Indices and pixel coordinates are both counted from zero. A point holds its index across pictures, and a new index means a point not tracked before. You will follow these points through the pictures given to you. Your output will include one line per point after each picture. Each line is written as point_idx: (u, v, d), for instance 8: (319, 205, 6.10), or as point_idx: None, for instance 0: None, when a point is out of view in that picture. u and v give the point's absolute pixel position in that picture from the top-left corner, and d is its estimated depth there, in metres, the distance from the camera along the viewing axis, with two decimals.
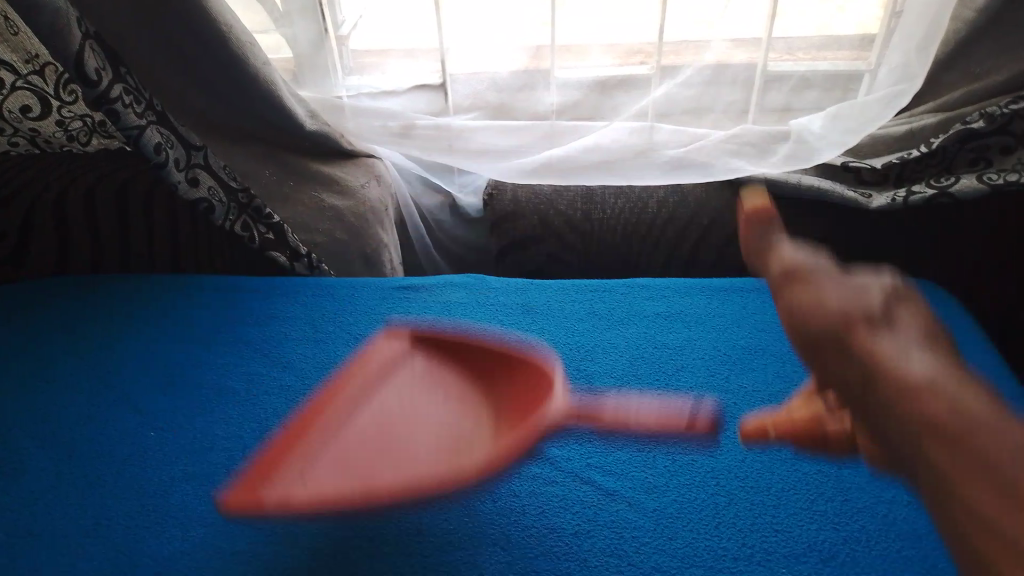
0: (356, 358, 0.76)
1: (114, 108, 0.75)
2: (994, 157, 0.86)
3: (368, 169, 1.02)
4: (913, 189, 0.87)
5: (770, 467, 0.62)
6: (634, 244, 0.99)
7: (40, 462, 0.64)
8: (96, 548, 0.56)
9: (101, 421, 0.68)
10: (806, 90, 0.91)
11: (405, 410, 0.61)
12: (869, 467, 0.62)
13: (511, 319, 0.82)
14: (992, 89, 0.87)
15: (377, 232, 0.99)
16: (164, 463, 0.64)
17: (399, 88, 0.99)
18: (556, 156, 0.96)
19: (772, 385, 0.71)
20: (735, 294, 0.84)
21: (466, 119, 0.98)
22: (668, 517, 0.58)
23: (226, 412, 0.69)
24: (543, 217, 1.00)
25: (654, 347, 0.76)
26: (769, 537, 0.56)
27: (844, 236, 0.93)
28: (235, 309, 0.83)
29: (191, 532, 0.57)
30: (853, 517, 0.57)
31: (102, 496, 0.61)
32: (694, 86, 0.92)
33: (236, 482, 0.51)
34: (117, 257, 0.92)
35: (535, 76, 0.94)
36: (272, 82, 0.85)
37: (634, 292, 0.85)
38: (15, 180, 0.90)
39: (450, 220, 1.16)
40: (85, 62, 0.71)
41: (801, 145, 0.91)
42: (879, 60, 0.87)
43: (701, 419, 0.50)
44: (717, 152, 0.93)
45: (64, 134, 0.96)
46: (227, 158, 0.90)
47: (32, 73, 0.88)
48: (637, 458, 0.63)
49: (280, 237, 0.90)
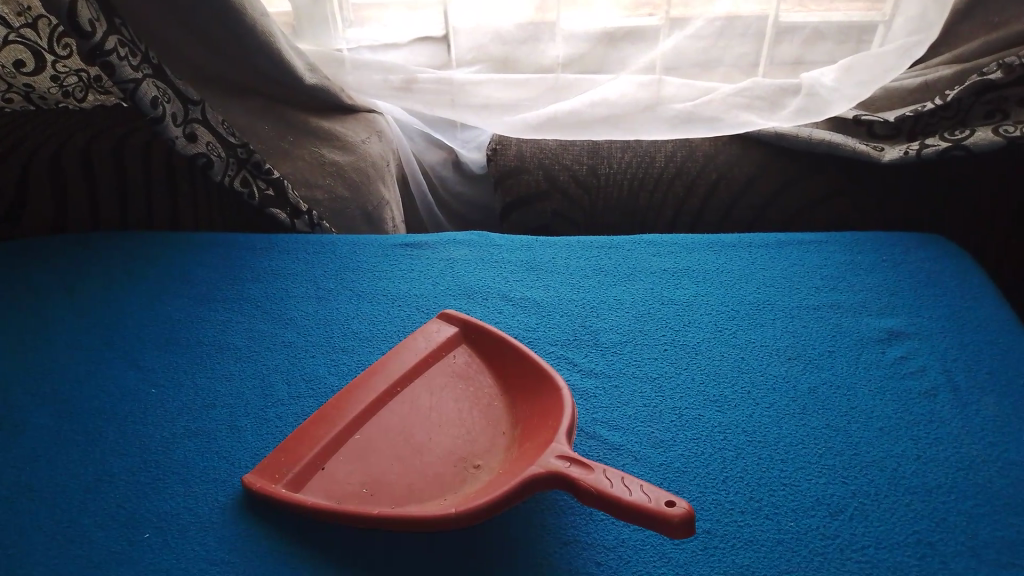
0: (359, 314, 0.75)
1: (109, 61, 0.73)
2: (1011, 109, 0.84)
3: (369, 124, 1.01)
4: (927, 142, 0.85)
5: (779, 421, 0.61)
6: (643, 196, 0.96)
7: (40, 419, 0.63)
8: (99, 504, 0.55)
9: (101, 378, 0.67)
10: (819, 42, 0.89)
11: (434, 405, 0.61)
12: (879, 422, 0.60)
13: (516, 275, 0.81)
14: (1009, 39, 0.85)
15: (379, 188, 0.98)
16: (166, 420, 0.63)
17: (401, 41, 0.96)
18: (560, 110, 0.95)
19: (780, 341, 0.69)
20: (742, 250, 0.83)
21: (468, 72, 0.96)
22: (675, 471, 0.57)
23: (229, 368, 0.68)
24: (549, 173, 0.98)
25: (660, 303, 0.75)
26: (777, 491, 0.55)
27: (855, 190, 0.91)
28: (236, 265, 0.82)
29: (194, 488, 0.57)
30: (863, 471, 0.56)
31: (104, 452, 0.60)
32: (705, 37, 0.89)
33: (265, 463, 0.57)
34: (115, 217, 0.89)
35: (540, 28, 0.92)
36: (271, 34, 0.84)
37: (641, 248, 0.84)
38: (12, 141, 0.89)
39: (454, 176, 1.15)
40: (79, 12, 0.69)
41: (812, 101, 0.89)
42: (894, 10, 0.85)
43: (673, 512, 0.44)
44: (726, 105, 0.91)
45: (59, 89, 0.94)
46: (225, 113, 0.89)
47: (25, 27, 0.86)
48: (644, 412, 0.62)
49: (281, 195, 0.89)
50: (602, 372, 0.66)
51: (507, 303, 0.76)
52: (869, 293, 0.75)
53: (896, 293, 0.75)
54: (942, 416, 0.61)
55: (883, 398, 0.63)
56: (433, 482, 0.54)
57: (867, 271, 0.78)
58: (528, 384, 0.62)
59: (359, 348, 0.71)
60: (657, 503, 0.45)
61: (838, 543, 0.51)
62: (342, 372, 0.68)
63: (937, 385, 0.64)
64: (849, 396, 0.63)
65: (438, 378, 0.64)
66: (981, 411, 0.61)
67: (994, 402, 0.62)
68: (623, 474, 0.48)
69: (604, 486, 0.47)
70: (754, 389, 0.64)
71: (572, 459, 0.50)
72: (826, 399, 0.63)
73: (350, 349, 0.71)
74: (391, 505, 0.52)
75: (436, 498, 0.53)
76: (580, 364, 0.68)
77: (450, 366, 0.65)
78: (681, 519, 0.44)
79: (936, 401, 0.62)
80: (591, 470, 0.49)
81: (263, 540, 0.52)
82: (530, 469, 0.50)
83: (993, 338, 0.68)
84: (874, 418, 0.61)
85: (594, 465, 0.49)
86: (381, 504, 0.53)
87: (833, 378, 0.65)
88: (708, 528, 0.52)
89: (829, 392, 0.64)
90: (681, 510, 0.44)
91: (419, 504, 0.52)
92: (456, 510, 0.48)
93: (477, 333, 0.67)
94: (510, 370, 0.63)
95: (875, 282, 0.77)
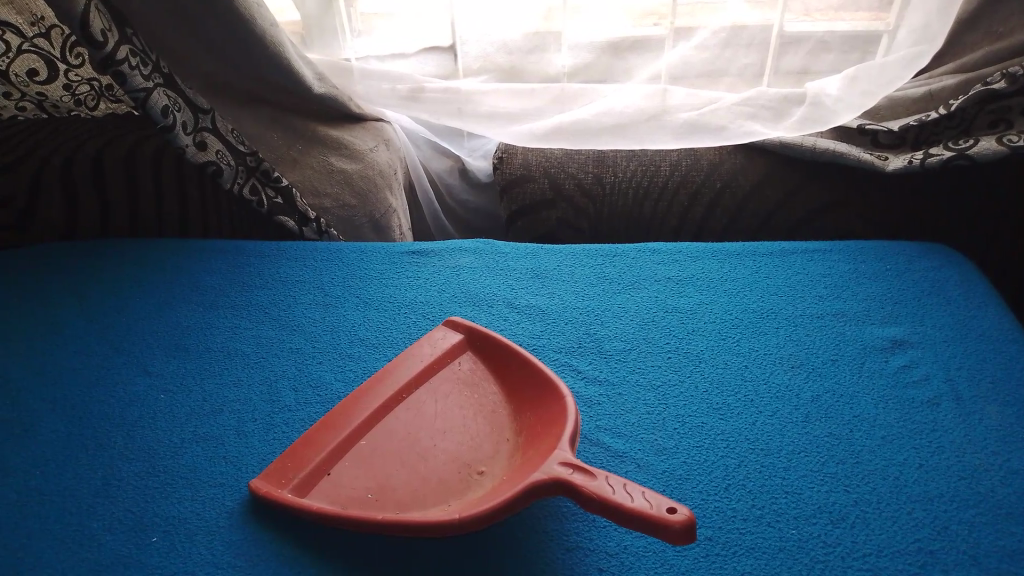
0: (366, 321, 0.76)
1: (120, 70, 0.74)
2: (1015, 118, 0.84)
3: (377, 133, 1.03)
4: (931, 151, 0.86)
5: (782, 429, 0.61)
6: (648, 205, 0.96)
7: (50, 424, 0.64)
8: (106, 509, 0.56)
9: (111, 382, 0.68)
10: (824, 53, 0.89)
11: (438, 412, 0.62)
12: (882, 430, 0.61)
13: (521, 283, 0.81)
14: (1011, 50, 0.86)
15: (386, 196, 1.00)
16: (173, 425, 0.64)
17: (408, 51, 0.97)
18: (564, 120, 0.96)
19: (784, 349, 0.70)
20: (746, 258, 0.83)
21: (476, 82, 0.97)
22: (677, 478, 0.57)
23: (237, 373, 0.69)
24: (553, 181, 0.98)
25: (664, 311, 0.75)
26: (779, 498, 0.55)
27: (858, 199, 0.91)
28: (243, 272, 0.83)
29: (201, 493, 0.57)
30: (865, 479, 0.56)
31: (113, 457, 0.61)
32: (710, 48, 0.90)
33: (271, 467, 0.57)
34: (124, 223, 0.91)
35: (547, 38, 0.93)
36: (280, 44, 0.86)
37: (645, 257, 0.84)
38: (24, 146, 0.90)
39: (461, 185, 1.16)
40: (91, 22, 0.70)
41: (815, 110, 0.90)
42: (898, 21, 0.86)
43: (674, 518, 0.45)
44: (732, 114, 0.92)
45: (72, 98, 0.96)
46: (235, 123, 0.91)
47: (38, 36, 0.87)
48: (647, 419, 0.62)
49: (289, 202, 0.89)
50: (606, 379, 0.67)
51: (512, 310, 0.77)
52: (872, 301, 0.75)
53: (900, 302, 0.75)
54: (944, 425, 0.61)
55: (885, 406, 0.63)
56: (437, 488, 0.55)
57: (870, 280, 0.79)
58: (531, 394, 0.62)
59: (365, 354, 0.71)
60: (657, 510, 0.45)
61: (839, 551, 0.51)
62: (348, 378, 0.68)
63: (939, 393, 0.64)
64: (851, 404, 0.63)
65: (444, 384, 0.65)
66: (983, 420, 0.61)
67: (995, 411, 0.62)
68: (625, 481, 0.49)
69: (605, 492, 0.48)
70: (757, 398, 0.64)
71: (572, 466, 0.50)
72: (829, 407, 0.63)
73: (356, 355, 0.71)
74: (395, 511, 0.53)
75: (440, 504, 0.54)
76: (584, 371, 0.68)
77: (454, 373, 0.66)
78: (682, 526, 0.44)
79: (938, 409, 0.62)
80: (593, 477, 0.49)
81: (269, 544, 0.53)
82: (533, 475, 0.50)
83: (996, 348, 0.68)
84: (877, 427, 0.61)
85: (596, 472, 0.50)
86: (385, 509, 0.53)
87: (835, 387, 0.65)
88: (710, 535, 0.53)
89: (831, 400, 0.64)
90: (681, 517, 0.45)
91: (423, 509, 0.53)
92: (458, 515, 0.48)
93: (483, 340, 0.68)
94: (514, 379, 0.64)
95: (878, 290, 0.77)
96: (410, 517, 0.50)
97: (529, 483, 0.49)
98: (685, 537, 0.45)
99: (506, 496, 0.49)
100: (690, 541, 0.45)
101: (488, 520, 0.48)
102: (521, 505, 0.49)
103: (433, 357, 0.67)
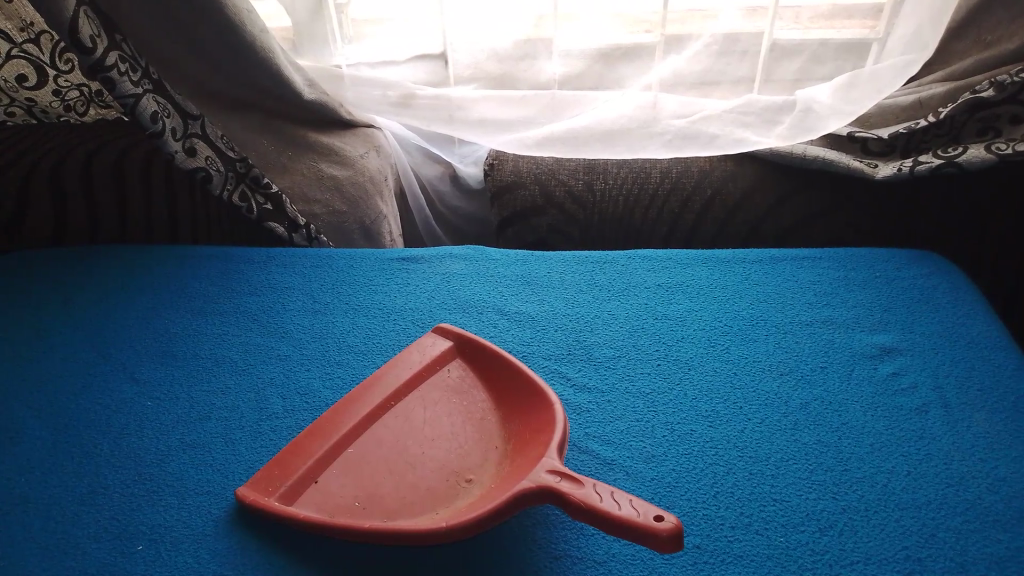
0: (354, 327, 0.76)
1: (109, 76, 0.74)
2: (1004, 127, 0.85)
3: (367, 139, 1.03)
4: (920, 158, 0.86)
5: (770, 437, 0.61)
6: (638, 212, 0.97)
7: (35, 431, 0.63)
8: (91, 517, 0.56)
9: (99, 390, 0.68)
10: (816, 65, 0.90)
11: (426, 420, 0.62)
12: (870, 438, 0.61)
13: (511, 289, 0.81)
14: (1000, 58, 0.86)
15: (376, 202, 1.00)
16: (159, 433, 0.63)
17: (399, 59, 0.97)
18: (556, 129, 0.97)
19: (773, 356, 0.70)
20: (737, 265, 0.83)
21: (467, 90, 0.98)
22: (666, 486, 0.57)
23: (223, 381, 0.69)
24: (544, 188, 0.99)
25: (654, 318, 0.75)
26: (767, 506, 0.55)
27: (848, 206, 0.91)
28: (233, 279, 0.83)
29: (187, 501, 0.57)
30: (853, 487, 0.56)
31: (99, 465, 0.60)
32: (702, 60, 0.91)
33: (259, 475, 0.57)
34: (113, 230, 0.90)
35: (537, 46, 0.93)
36: (271, 50, 0.86)
37: (636, 263, 0.84)
38: (14, 152, 0.90)
39: (451, 192, 1.16)
40: (79, 29, 0.70)
41: (804, 118, 0.90)
42: (888, 29, 0.87)
43: (662, 526, 0.44)
44: (723, 123, 0.93)
45: (61, 103, 0.96)
46: (224, 128, 0.91)
47: (27, 41, 0.87)
48: (636, 427, 0.62)
49: (279, 208, 0.89)
50: (595, 386, 0.67)
51: (502, 317, 0.77)
52: (860, 308, 0.75)
53: (888, 309, 0.75)
54: (932, 433, 0.61)
55: (874, 414, 0.63)
56: (426, 496, 0.55)
57: (861, 287, 0.79)
58: (519, 403, 0.62)
59: (353, 361, 0.71)
60: (645, 518, 0.45)
61: (826, 559, 0.51)
62: (336, 386, 0.68)
63: (927, 401, 0.64)
64: (840, 412, 0.63)
65: (432, 393, 0.64)
66: (971, 427, 0.61)
67: (983, 418, 0.62)
68: (613, 489, 0.49)
69: (593, 500, 0.47)
70: (746, 406, 0.64)
71: (557, 474, 0.50)
72: (818, 415, 0.63)
73: (344, 362, 0.71)
74: (384, 518, 0.53)
75: (428, 512, 0.53)
76: (573, 377, 0.68)
77: (443, 380, 0.66)
78: (669, 534, 0.44)
79: (927, 417, 0.63)
80: (581, 485, 0.49)
81: (254, 552, 0.53)
82: (521, 483, 0.50)
83: (986, 356, 0.68)
84: (865, 435, 0.61)
85: (584, 480, 0.50)
86: (374, 517, 0.53)
87: (824, 394, 0.65)
88: (698, 543, 0.52)
89: (820, 407, 0.64)
90: (668, 526, 0.44)
91: (411, 517, 0.53)
92: (449, 523, 0.48)
93: (471, 347, 0.68)
94: (503, 387, 0.64)
95: (867, 297, 0.77)
96: (398, 526, 0.50)
97: (516, 492, 0.49)
98: (670, 545, 0.44)
99: (495, 503, 0.49)
100: (677, 549, 0.45)
101: (477, 526, 0.48)
102: (508, 514, 0.49)
103: (422, 363, 0.67)
